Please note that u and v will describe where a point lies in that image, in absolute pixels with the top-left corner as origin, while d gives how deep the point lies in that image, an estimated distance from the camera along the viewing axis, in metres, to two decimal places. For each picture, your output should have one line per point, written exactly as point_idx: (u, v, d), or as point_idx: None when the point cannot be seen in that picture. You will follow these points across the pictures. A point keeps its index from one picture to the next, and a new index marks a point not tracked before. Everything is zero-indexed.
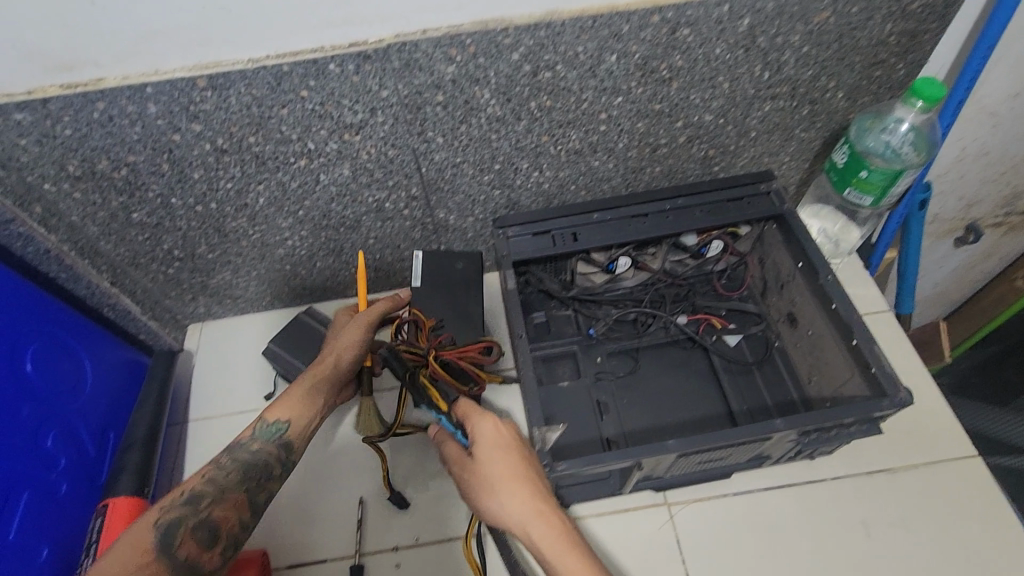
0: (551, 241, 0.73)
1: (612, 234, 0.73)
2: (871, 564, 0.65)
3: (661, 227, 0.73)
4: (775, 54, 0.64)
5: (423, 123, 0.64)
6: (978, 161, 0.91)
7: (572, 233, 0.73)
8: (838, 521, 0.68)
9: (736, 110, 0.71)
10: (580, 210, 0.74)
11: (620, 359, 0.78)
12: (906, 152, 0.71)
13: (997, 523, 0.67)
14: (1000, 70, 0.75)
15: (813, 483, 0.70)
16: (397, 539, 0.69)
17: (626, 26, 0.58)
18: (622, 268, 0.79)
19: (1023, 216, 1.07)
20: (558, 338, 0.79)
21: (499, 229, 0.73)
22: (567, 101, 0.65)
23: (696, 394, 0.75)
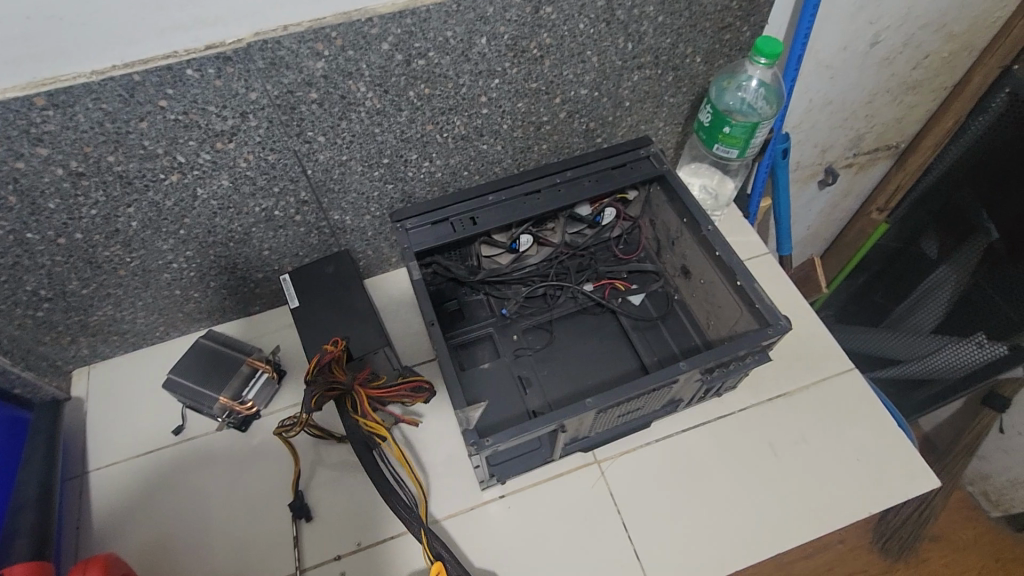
0: (451, 228, 0.74)
1: (511, 211, 0.75)
2: (780, 480, 0.72)
3: (556, 201, 0.76)
4: (634, 25, 0.68)
5: (301, 123, 0.62)
6: (825, 110, 1.01)
7: (471, 218, 0.74)
8: (749, 448, 0.74)
9: (608, 82, 0.74)
10: (476, 194, 0.75)
11: (536, 333, 0.81)
12: (760, 106, 0.78)
13: (879, 424, 0.76)
14: (830, 27, 0.84)
15: (722, 417, 0.77)
16: (338, 549, 0.67)
17: (490, 9, 0.60)
18: (524, 246, 0.81)
19: (868, 155, 1.20)
20: (474, 323, 0.81)
21: (399, 223, 0.73)
22: (445, 87, 0.65)
23: (610, 354, 0.80)
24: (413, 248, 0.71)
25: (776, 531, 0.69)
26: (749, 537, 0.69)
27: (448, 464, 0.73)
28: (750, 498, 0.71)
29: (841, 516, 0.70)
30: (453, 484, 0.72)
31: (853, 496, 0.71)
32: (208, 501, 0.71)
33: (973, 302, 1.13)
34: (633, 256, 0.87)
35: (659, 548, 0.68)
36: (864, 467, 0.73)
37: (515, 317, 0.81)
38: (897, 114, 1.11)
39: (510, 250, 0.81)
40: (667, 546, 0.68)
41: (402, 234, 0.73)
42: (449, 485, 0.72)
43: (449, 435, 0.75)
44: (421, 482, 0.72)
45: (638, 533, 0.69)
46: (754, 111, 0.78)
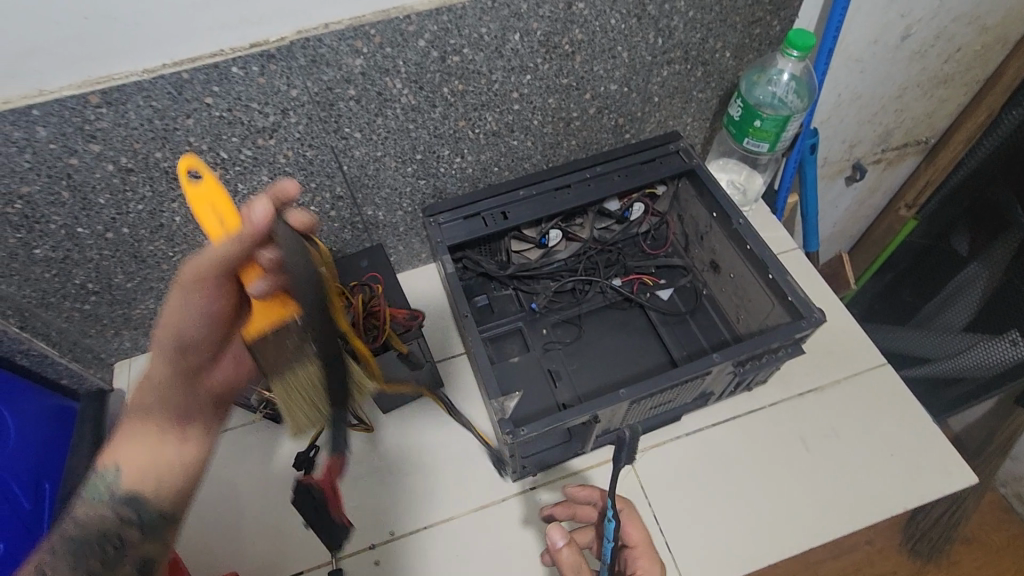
0: (483, 224, 0.74)
1: (541, 206, 0.75)
2: (812, 474, 0.72)
3: (586, 196, 0.76)
4: (665, 20, 0.69)
5: (339, 120, 0.63)
6: (854, 105, 1.00)
7: (502, 213, 0.75)
8: (780, 443, 0.74)
9: (638, 78, 0.75)
10: (507, 190, 0.76)
11: (565, 327, 0.81)
12: (790, 100, 0.78)
13: (911, 418, 0.75)
14: (861, 20, 0.83)
15: (752, 411, 0.76)
16: (373, 537, 0.69)
17: (524, 5, 0.60)
18: (554, 241, 0.82)
19: (897, 151, 1.19)
20: (502, 317, 0.81)
21: (432, 218, 0.74)
22: (479, 83, 0.66)
23: (639, 348, 0.80)
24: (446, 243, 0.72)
25: (810, 525, 0.69)
26: (783, 533, 0.68)
27: (478, 456, 0.74)
28: (782, 492, 0.71)
29: (874, 510, 0.69)
30: (484, 475, 0.73)
31: (887, 491, 0.71)
32: (246, 490, 0.72)
33: (1009, 298, 1.11)
34: (661, 251, 0.87)
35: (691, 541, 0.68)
36: (897, 462, 0.72)
37: (544, 312, 0.82)
38: (928, 108, 1.09)
39: (538, 245, 0.82)
40: (699, 539, 0.68)
41: (435, 229, 0.74)
42: (480, 477, 0.72)
43: (479, 428, 0.76)
44: (453, 473, 0.73)
45: (669, 525, 0.69)
46: (784, 104, 0.78)
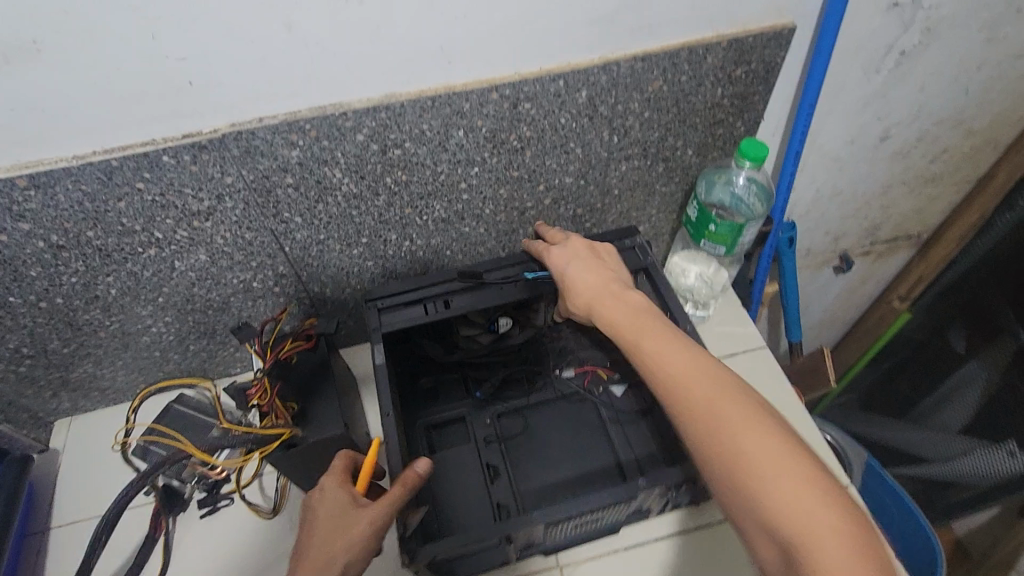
0: (425, 311, 0.72)
1: (488, 296, 0.73)
2: None
3: (535, 288, 0.74)
4: (619, 120, 0.68)
5: (277, 205, 0.63)
6: (835, 199, 0.98)
7: (447, 300, 0.72)
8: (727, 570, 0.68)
9: (595, 172, 0.74)
10: (456, 278, 0.74)
11: (512, 418, 0.78)
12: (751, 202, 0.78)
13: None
14: (834, 122, 0.81)
15: (699, 528, 0.71)
16: None
17: (466, 104, 0.60)
18: (503, 327, 0.79)
19: (887, 243, 1.15)
20: (447, 404, 0.79)
21: (375, 301, 0.72)
22: (423, 174, 0.66)
23: (588, 449, 0.76)
24: (384, 331, 0.70)
25: None
26: None
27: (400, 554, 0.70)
28: None
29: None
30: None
31: None
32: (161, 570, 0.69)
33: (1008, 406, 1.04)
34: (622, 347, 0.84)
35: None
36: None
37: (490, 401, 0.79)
38: (916, 205, 1.06)
39: (489, 330, 0.78)
40: None
41: (372, 314, 0.71)
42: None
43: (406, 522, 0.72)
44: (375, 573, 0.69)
45: None
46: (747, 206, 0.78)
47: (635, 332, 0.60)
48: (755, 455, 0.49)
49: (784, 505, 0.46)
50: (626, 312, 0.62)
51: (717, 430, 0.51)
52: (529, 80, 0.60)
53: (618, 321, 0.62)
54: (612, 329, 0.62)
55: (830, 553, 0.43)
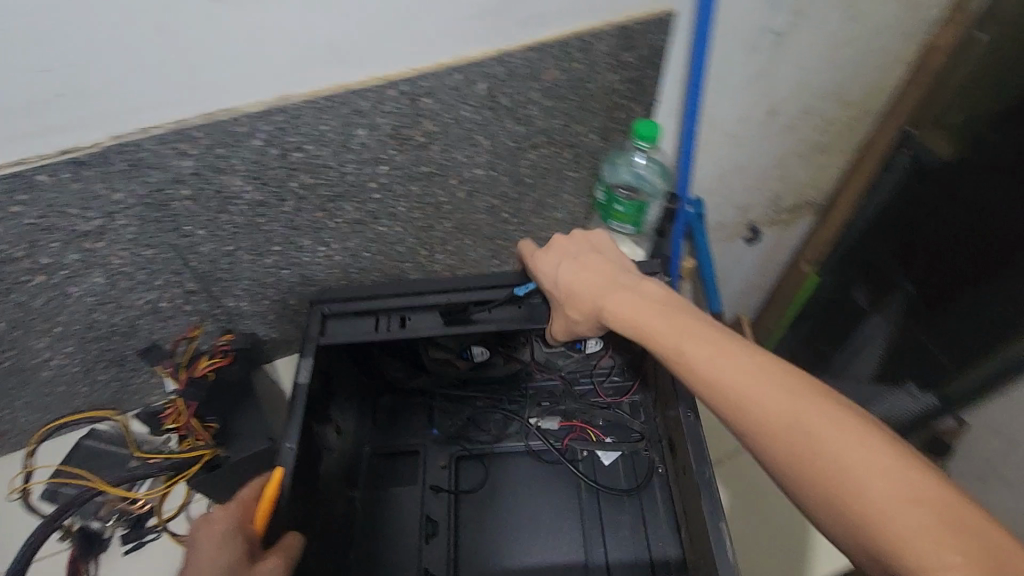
0: (377, 329, 0.68)
1: (447, 328, 0.68)
2: None
3: (505, 317, 0.70)
4: (520, 110, 0.70)
5: (176, 219, 0.61)
6: (737, 174, 1.04)
7: (405, 321, 0.69)
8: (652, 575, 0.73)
9: (504, 162, 0.75)
10: (420, 303, 0.69)
11: (473, 466, 0.76)
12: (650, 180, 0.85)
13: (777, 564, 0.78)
14: (726, 100, 0.86)
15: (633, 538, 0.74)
16: None
17: (364, 103, 0.60)
18: (478, 356, 0.76)
19: (790, 212, 1.23)
20: (404, 434, 0.77)
21: (321, 309, 0.69)
22: (330, 176, 0.65)
23: (542, 553, 0.71)
24: (321, 344, 0.66)
25: None
26: None
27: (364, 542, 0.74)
28: None
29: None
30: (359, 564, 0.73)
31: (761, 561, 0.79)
32: None
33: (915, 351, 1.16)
34: (621, 401, 0.78)
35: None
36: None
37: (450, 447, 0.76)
38: (811, 174, 1.14)
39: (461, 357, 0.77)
40: None
41: (319, 336, 0.67)
42: None
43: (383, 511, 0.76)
44: None
45: None
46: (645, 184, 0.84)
47: (648, 319, 0.56)
48: (814, 424, 0.44)
49: (849, 466, 0.41)
50: (635, 299, 0.58)
51: (741, 408, 0.47)
52: (425, 75, 0.61)
53: (627, 304, 0.58)
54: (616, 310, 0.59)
55: (883, 512, 0.39)
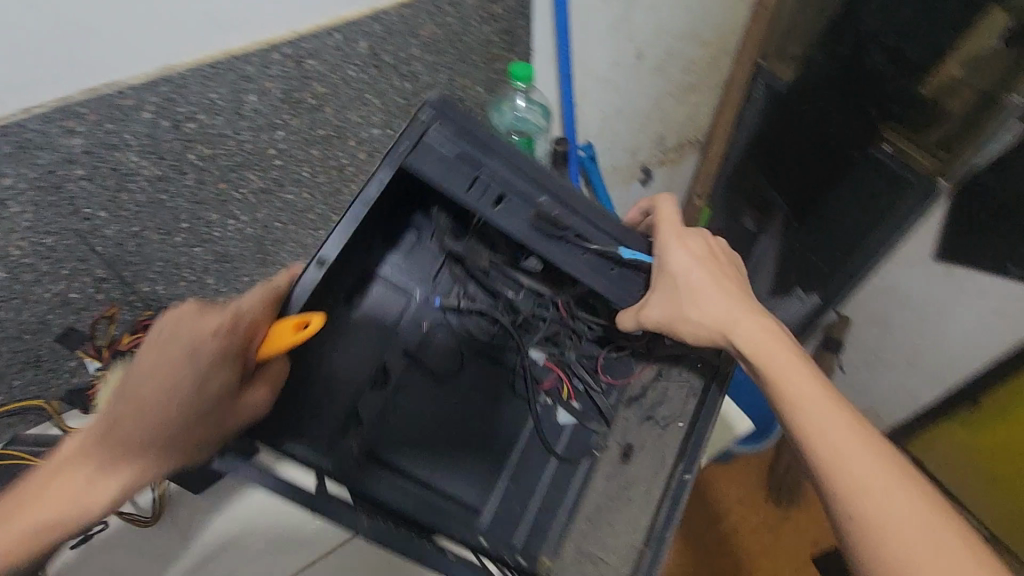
0: (467, 188, 0.55)
1: (535, 234, 0.56)
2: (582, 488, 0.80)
3: (605, 241, 0.59)
4: (404, 66, 0.74)
5: (73, 202, 0.61)
6: (620, 117, 1.14)
7: (506, 201, 0.56)
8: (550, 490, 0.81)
9: (398, 119, 0.80)
10: (535, 198, 0.57)
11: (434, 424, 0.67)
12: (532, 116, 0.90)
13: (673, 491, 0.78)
14: (596, 45, 0.95)
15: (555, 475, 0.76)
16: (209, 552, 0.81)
17: (250, 67, 0.63)
18: (530, 261, 0.69)
19: (675, 151, 1.35)
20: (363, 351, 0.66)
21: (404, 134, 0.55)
22: (227, 146, 0.67)
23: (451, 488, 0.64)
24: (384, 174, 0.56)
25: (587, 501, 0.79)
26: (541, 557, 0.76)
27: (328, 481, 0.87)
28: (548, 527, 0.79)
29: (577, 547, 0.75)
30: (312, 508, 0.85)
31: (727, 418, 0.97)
32: None
33: (803, 260, 1.29)
34: (610, 380, 0.70)
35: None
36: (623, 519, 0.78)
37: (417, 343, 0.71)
38: (686, 113, 1.26)
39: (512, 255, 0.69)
40: None
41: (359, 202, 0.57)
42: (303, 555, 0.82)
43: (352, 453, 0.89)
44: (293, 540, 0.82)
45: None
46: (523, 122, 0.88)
47: (747, 329, 0.56)
48: (880, 485, 0.44)
49: (894, 526, 0.43)
50: (753, 314, 0.57)
51: (811, 437, 0.48)
52: (305, 36, 0.64)
53: (734, 311, 0.57)
54: (699, 303, 0.58)
55: (913, 551, 0.42)
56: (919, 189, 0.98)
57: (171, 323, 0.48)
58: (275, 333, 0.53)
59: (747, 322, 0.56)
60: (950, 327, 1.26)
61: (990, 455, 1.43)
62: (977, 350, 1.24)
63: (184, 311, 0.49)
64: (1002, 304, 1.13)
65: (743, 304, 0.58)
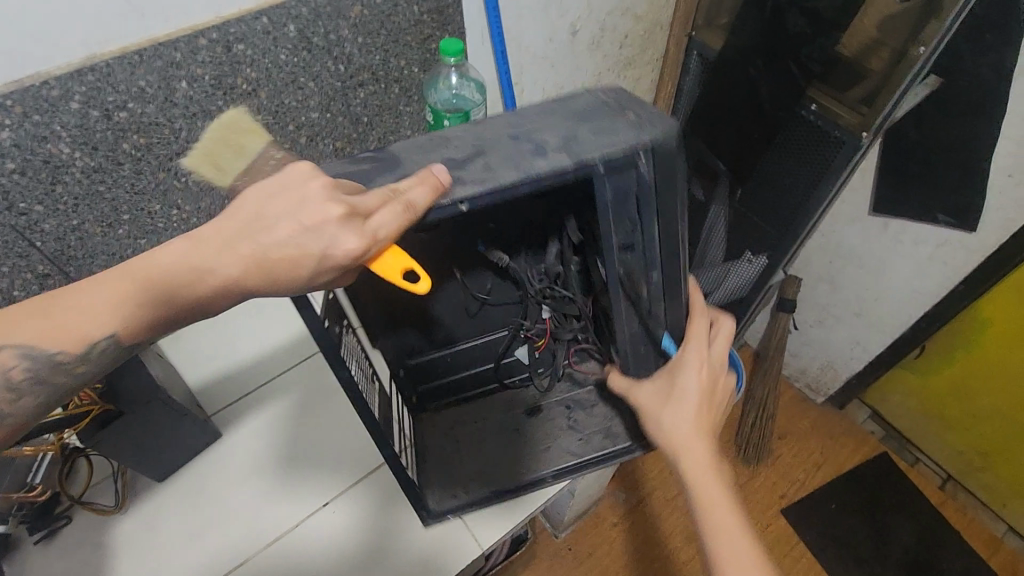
0: (606, 214, 0.56)
1: (616, 282, 0.62)
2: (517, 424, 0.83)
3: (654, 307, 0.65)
4: (337, 49, 0.76)
5: (6, 196, 0.62)
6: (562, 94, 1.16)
7: (619, 255, 0.59)
8: (434, 436, 0.83)
9: (336, 103, 0.81)
10: (640, 271, 0.61)
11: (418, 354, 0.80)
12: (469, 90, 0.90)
13: (539, 464, 0.79)
14: (530, 23, 0.98)
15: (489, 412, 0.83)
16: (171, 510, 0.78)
17: (177, 54, 0.64)
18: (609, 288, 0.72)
19: None
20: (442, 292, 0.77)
21: (600, 152, 0.52)
22: (163, 134, 0.68)
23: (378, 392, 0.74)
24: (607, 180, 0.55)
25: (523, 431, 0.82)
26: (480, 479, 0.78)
27: (295, 441, 0.84)
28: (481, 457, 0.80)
29: (442, 497, 0.76)
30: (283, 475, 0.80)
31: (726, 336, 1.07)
32: None
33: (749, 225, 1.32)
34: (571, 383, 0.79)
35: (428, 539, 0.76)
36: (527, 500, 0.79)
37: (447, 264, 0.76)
38: (627, 88, 1.30)
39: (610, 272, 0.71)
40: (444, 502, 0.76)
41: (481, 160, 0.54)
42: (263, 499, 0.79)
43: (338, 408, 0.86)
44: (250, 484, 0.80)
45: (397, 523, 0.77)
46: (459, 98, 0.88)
47: (681, 439, 0.65)
48: (734, 561, 0.58)
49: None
50: (698, 417, 0.65)
51: (705, 509, 0.62)
52: (232, 21, 0.66)
53: (685, 414, 0.65)
54: (664, 417, 0.67)
55: None
56: (847, 147, 1.05)
57: (320, 202, 0.49)
58: (389, 260, 0.52)
59: (689, 422, 0.65)
60: (890, 276, 1.32)
61: (940, 399, 1.50)
62: (916, 296, 1.31)
63: (332, 218, 0.49)
64: (934, 250, 1.21)
65: (693, 413, 0.65)
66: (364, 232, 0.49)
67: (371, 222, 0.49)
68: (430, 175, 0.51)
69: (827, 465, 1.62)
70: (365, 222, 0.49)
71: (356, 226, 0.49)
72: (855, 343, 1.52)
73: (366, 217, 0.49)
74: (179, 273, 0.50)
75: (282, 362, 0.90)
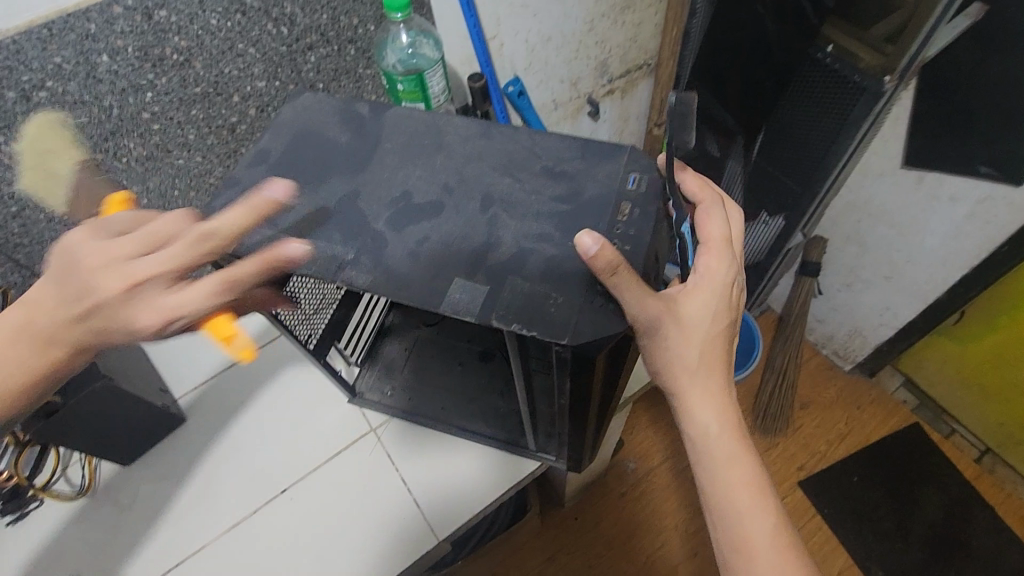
0: (521, 342, 0.46)
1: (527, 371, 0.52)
2: (477, 394, 0.76)
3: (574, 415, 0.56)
4: (277, 9, 0.69)
5: None
6: (549, 46, 1.07)
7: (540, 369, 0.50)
8: (387, 360, 0.79)
9: (284, 70, 0.75)
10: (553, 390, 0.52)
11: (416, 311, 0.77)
12: (425, 45, 0.80)
13: (465, 415, 0.75)
14: None
15: (456, 371, 0.77)
16: (138, 489, 0.74)
17: (91, 25, 0.59)
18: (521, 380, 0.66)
19: (624, 79, 1.28)
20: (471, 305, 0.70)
21: (516, 325, 0.38)
22: (92, 113, 0.65)
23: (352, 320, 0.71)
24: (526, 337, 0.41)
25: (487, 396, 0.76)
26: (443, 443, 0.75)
27: (267, 404, 0.81)
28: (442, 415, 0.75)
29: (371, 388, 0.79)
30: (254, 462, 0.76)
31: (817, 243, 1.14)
32: None
33: (765, 183, 1.21)
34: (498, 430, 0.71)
35: (381, 525, 0.71)
36: (469, 490, 0.72)
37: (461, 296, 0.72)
38: (628, 35, 1.18)
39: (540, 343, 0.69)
40: (413, 475, 0.74)
41: (426, 177, 0.47)
42: (237, 471, 0.76)
43: (304, 387, 0.82)
44: (219, 458, 0.76)
45: (378, 487, 0.73)
46: (417, 58, 0.80)
47: (684, 365, 0.49)
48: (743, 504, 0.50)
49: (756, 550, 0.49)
50: (707, 338, 0.49)
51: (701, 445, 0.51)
52: None
53: (688, 334, 0.48)
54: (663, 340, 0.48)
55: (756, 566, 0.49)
56: (868, 94, 0.92)
57: (99, 274, 0.40)
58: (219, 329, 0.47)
59: (696, 345, 0.49)
60: (926, 236, 1.19)
61: (979, 368, 1.37)
62: (953, 258, 1.17)
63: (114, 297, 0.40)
64: (973, 207, 1.07)
65: (697, 326, 0.48)
66: (157, 309, 0.40)
67: (165, 298, 0.40)
68: (270, 250, 0.41)
69: (850, 437, 1.53)
70: (156, 299, 0.41)
71: (148, 303, 0.41)
72: (886, 309, 1.39)
73: (161, 288, 0.41)
74: (1, 361, 0.43)
75: (256, 341, 0.87)
